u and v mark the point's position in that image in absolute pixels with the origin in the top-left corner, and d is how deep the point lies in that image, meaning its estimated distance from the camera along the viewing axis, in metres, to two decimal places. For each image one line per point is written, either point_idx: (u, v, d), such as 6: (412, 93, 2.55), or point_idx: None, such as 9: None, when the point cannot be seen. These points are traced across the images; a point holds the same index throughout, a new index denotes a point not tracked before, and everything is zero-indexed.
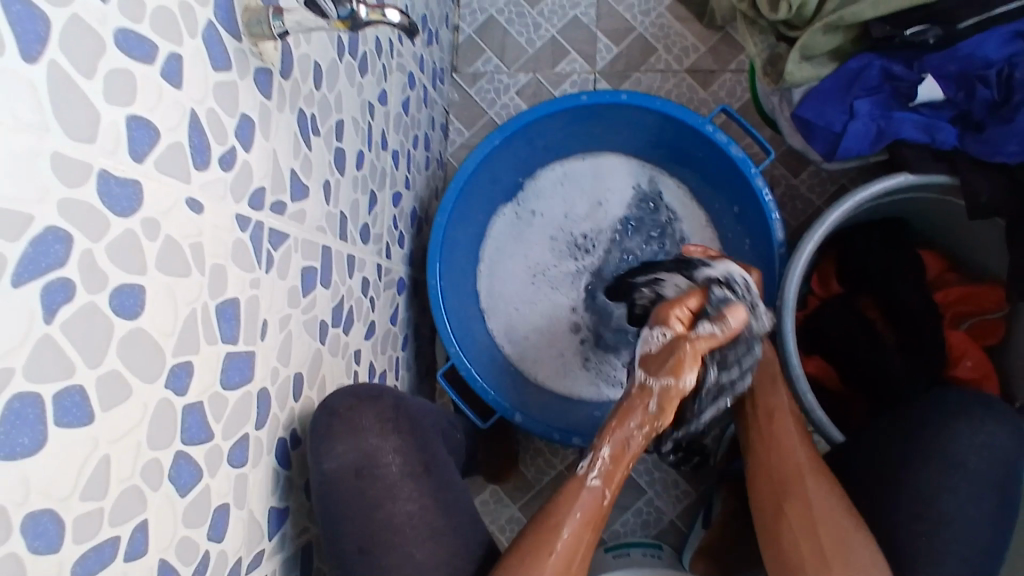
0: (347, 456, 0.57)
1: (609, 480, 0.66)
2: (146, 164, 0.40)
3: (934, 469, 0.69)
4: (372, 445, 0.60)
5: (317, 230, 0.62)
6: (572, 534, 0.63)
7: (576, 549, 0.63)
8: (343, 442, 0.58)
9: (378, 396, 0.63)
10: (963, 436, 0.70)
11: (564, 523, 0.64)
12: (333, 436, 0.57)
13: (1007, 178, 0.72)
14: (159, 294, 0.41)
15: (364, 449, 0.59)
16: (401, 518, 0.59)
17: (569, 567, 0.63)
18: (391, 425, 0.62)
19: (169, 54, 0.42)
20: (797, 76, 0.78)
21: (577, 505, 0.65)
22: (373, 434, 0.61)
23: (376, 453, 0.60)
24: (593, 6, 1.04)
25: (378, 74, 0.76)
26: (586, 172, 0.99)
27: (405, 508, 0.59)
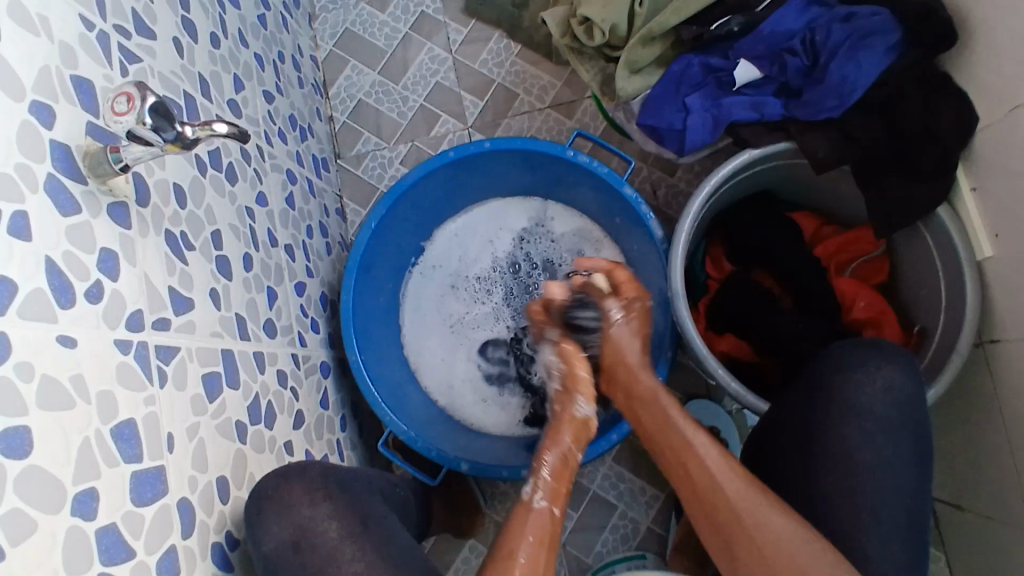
0: (284, 532, 0.61)
1: (554, 499, 0.70)
2: (9, 313, 0.42)
3: (842, 418, 0.71)
4: (306, 517, 0.62)
5: (213, 335, 0.65)
6: (529, 556, 0.63)
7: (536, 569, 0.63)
8: (276, 522, 0.61)
9: (305, 471, 0.66)
10: (862, 380, 0.73)
11: (519, 549, 0.63)
12: (265, 519, 0.61)
13: (839, 133, 0.79)
14: (47, 431, 0.43)
15: (298, 523, 0.62)
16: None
17: None
18: (322, 493, 0.65)
19: (15, 212, 0.45)
20: (629, 89, 0.86)
21: (529, 530, 0.65)
22: (305, 507, 0.63)
23: (311, 524, 0.62)
24: (451, 69, 1.11)
25: (251, 179, 0.81)
26: (477, 222, 1.05)
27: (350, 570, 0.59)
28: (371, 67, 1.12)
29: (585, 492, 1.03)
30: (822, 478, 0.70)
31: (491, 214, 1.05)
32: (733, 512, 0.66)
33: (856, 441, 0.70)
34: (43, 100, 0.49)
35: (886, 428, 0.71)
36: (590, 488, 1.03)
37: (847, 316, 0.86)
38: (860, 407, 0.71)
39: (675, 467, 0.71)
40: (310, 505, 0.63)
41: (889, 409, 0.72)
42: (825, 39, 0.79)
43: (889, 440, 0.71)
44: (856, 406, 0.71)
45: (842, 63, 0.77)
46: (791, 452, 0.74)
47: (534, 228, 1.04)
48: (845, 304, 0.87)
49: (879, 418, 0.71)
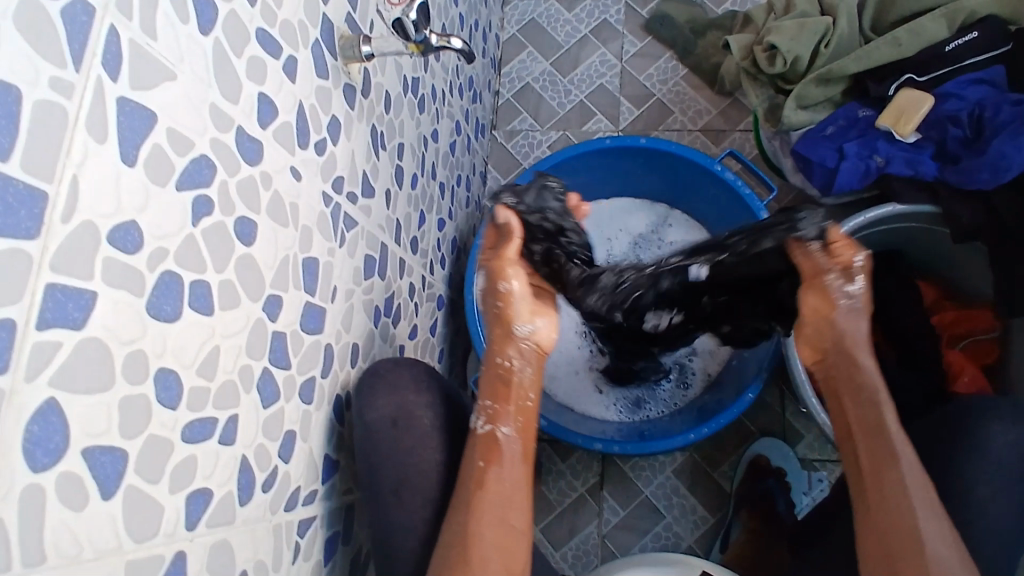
0: (387, 408, 0.67)
1: (498, 420, 0.70)
2: (268, 131, 0.51)
3: (966, 462, 0.74)
4: (410, 400, 0.70)
5: (379, 227, 0.73)
6: (488, 476, 0.66)
7: (501, 488, 0.66)
8: (383, 398, 0.67)
9: (415, 363, 0.73)
10: (997, 434, 0.74)
11: (481, 470, 0.67)
12: (375, 393, 0.67)
13: (984, 205, 0.81)
14: (266, 233, 0.51)
15: (401, 404, 0.69)
16: (430, 464, 0.69)
17: (508, 505, 0.66)
18: (426, 384, 0.72)
19: (289, 56, 0.54)
20: (794, 120, 0.91)
21: (493, 461, 0.68)
22: (411, 392, 0.70)
23: (413, 408, 0.70)
24: (617, 76, 1.19)
25: (432, 115, 0.90)
26: (607, 214, 1.11)
27: (434, 456, 0.69)
28: (545, 57, 1.22)
29: (638, 494, 1.05)
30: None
31: (623, 211, 1.11)
32: (903, 509, 0.62)
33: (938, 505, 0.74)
34: None
35: (1000, 486, 0.73)
36: (643, 491, 1.05)
37: (950, 387, 0.86)
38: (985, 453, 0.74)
39: (853, 420, 0.69)
40: (415, 392, 0.71)
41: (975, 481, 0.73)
42: (994, 117, 0.82)
43: (1003, 488, 0.73)
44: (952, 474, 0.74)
45: (1005, 142, 0.79)
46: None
47: (656, 234, 1.10)
48: (950, 374, 0.87)
49: (999, 470, 0.73)
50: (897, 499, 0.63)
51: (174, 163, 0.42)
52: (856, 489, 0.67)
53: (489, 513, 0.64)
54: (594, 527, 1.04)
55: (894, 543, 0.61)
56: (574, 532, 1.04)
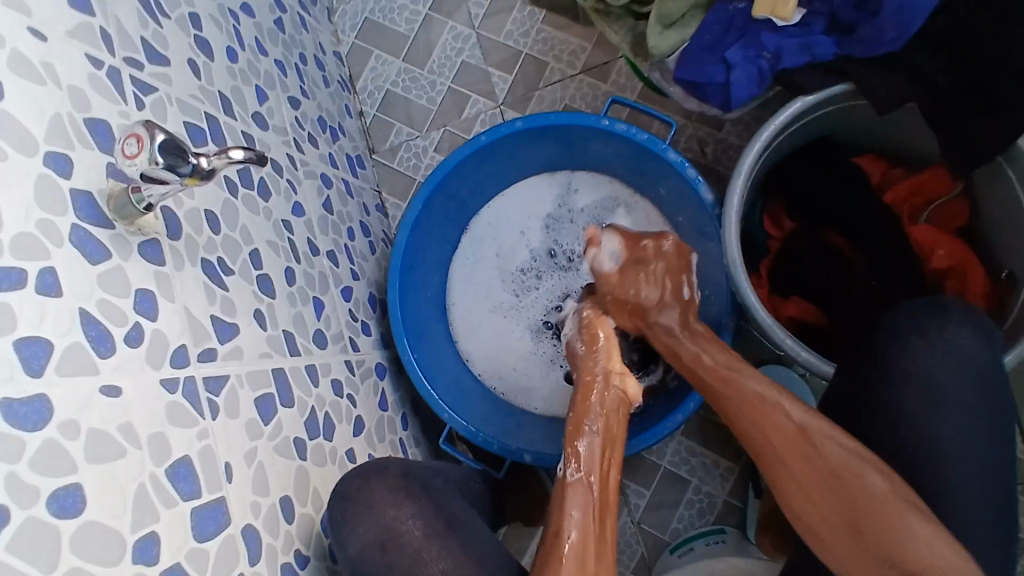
0: (369, 534, 0.64)
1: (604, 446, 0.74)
2: (46, 375, 0.43)
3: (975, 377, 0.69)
4: (391, 517, 0.65)
5: (261, 357, 0.65)
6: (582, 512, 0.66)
7: (587, 539, 0.64)
8: (363, 522, 0.65)
9: (385, 468, 0.69)
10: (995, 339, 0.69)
11: (568, 522, 0.65)
12: (353, 519, 0.65)
13: (899, 67, 0.74)
14: (98, 483, 0.44)
15: (383, 523, 0.65)
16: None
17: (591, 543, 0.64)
18: (405, 491, 0.67)
19: (41, 270, 0.45)
20: (662, 47, 0.82)
21: (573, 507, 0.67)
22: (390, 505, 0.66)
23: (397, 523, 0.65)
24: (476, 46, 1.07)
25: (285, 191, 0.80)
26: (511, 205, 1.02)
27: (437, 568, 0.63)
28: (395, 54, 1.09)
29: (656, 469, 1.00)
30: (896, 445, 0.69)
31: (525, 194, 1.02)
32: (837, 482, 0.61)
33: (921, 409, 0.69)
34: (58, 150, 0.48)
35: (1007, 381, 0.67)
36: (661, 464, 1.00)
37: (928, 266, 0.82)
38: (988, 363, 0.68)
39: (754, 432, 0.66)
40: (396, 504, 0.66)
41: (959, 374, 0.69)
42: None
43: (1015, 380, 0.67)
44: (932, 375, 0.69)
45: None
46: (860, 421, 0.72)
47: (563, 206, 1.01)
48: (923, 253, 0.83)
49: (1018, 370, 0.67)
50: (830, 489, 0.61)
51: None
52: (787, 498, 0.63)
53: (569, 568, 0.61)
54: (627, 516, 1.00)
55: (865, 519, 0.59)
56: None
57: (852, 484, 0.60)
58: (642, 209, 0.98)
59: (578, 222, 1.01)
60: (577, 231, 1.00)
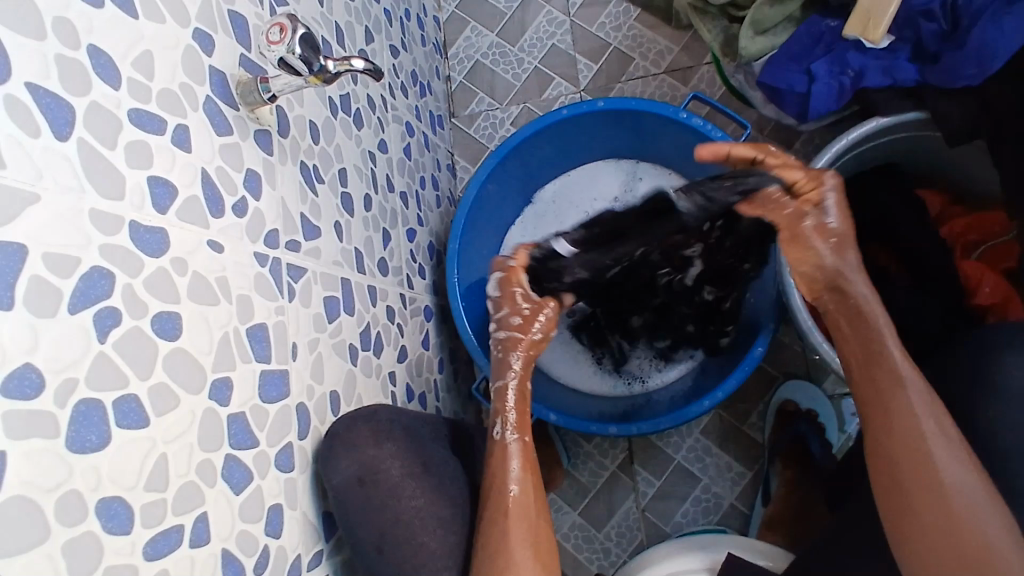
0: (351, 468, 0.61)
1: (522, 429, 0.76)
2: (169, 215, 0.48)
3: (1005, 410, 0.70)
4: (371, 454, 0.64)
5: (334, 264, 0.70)
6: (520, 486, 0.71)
7: (527, 502, 0.70)
8: (347, 457, 0.62)
9: (373, 414, 0.68)
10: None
11: (511, 480, 0.71)
12: (335, 455, 0.61)
13: (975, 100, 0.78)
14: (194, 320, 0.49)
15: (363, 460, 0.63)
16: (410, 514, 0.64)
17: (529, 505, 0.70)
18: (384, 434, 0.67)
19: (178, 126, 0.50)
20: (752, 49, 0.88)
21: (511, 461, 0.72)
22: (371, 446, 0.65)
23: (376, 461, 0.64)
24: (568, 33, 1.12)
25: (374, 126, 0.86)
26: (578, 184, 1.08)
27: (412, 504, 0.64)
28: (490, 28, 1.15)
29: (670, 461, 1.03)
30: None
31: (592, 177, 1.08)
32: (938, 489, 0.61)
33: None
34: (205, 29, 0.54)
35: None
36: (675, 458, 1.03)
37: (971, 299, 0.83)
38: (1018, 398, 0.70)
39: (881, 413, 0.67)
40: (376, 445, 0.65)
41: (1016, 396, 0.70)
42: (968, 3, 0.78)
43: None
44: (985, 389, 0.72)
45: (985, 26, 0.74)
46: None
47: (627, 193, 1.06)
48: (969, 287, 0.84)
49: None
50: (935, 495, 0.61)
51: (61, 288, 0.39)
52: (890, 490, 0.64)
53: (517, 517, 0.68)
54: (633, 501, 1.02)
55: (962, 536, 0.59)
56: (612, 511, 1.02)
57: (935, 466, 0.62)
58: None
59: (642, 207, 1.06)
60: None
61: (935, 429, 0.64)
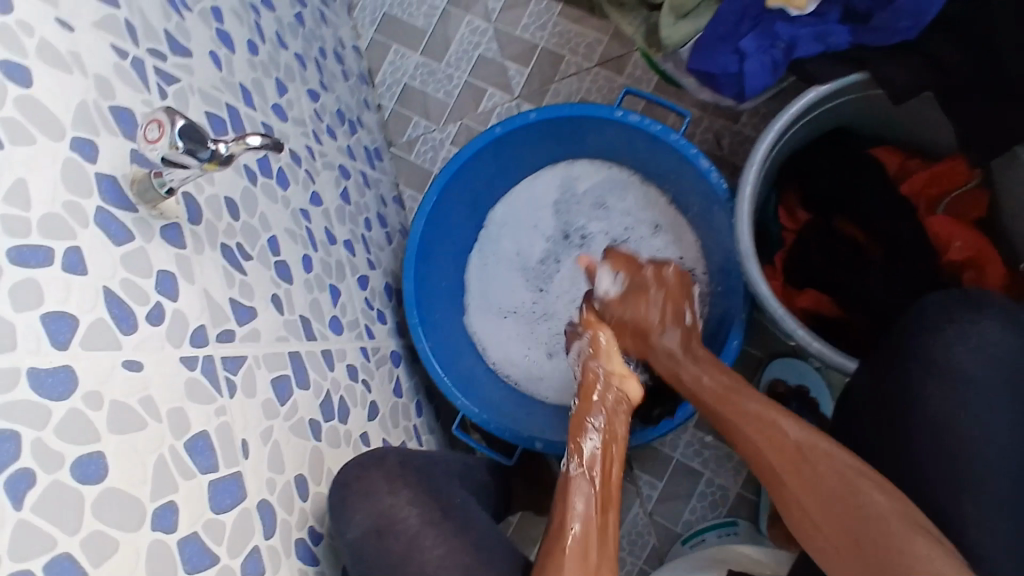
0: (365, 520, 0.65)
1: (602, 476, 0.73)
2: (71, 348, 0.45)
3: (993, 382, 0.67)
4: (387, 504, 0.67)
5: (278, 340, 0.67)
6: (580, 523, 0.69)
7: (587, 535, 0.68)
8: (360, 511, 0.66)
9: (382, 459, 0.70)
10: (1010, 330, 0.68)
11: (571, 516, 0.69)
12: (349, 508, 0.66)
13: (916, 57, 0.75)
14: (120, 453, 0.46)
15: (378, 511, 0.67)
16: (434, 562, 0.65)
17: (589, 549, 0.67)
18: (400, 482, 0.69)
19: (68, 249, 0.47)
20: (675, 37, 0.86)
21: (575, 499, 0.71)
22: (386, 495, 0.68)
23: (393, 511, 0.67)
24: (493, 40, 1.08)
25: (303, 180, 0.82)
26: (526, 197, 1.04)
27: (433, 553, 0.65)
28: (413, 49, 1.11)
29: (669, 461, 1.00)
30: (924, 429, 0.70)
31: (540, 187, 1.04)
32: (858, 515, 0.61)
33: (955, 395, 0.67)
34: (84, 135, 0.51)
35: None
36: (674, 456, 1.00)
37: (944, 258, 0.82)
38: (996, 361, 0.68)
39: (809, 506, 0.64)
40: (391, 493, 0.68)
41: (994, 364, 0.68)
42: None
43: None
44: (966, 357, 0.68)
45: None
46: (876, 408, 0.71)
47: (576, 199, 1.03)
48: (940, 245, 0.82)
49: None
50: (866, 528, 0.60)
51: None
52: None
53: (571, 551, 0.66)
54: (639, 507, 1.00)
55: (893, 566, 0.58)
56: (620, 520, 1.00)
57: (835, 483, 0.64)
58: (654, 200, 1.00)
59: (585, 204, 1.03)
60: (586, 214, 1.03)
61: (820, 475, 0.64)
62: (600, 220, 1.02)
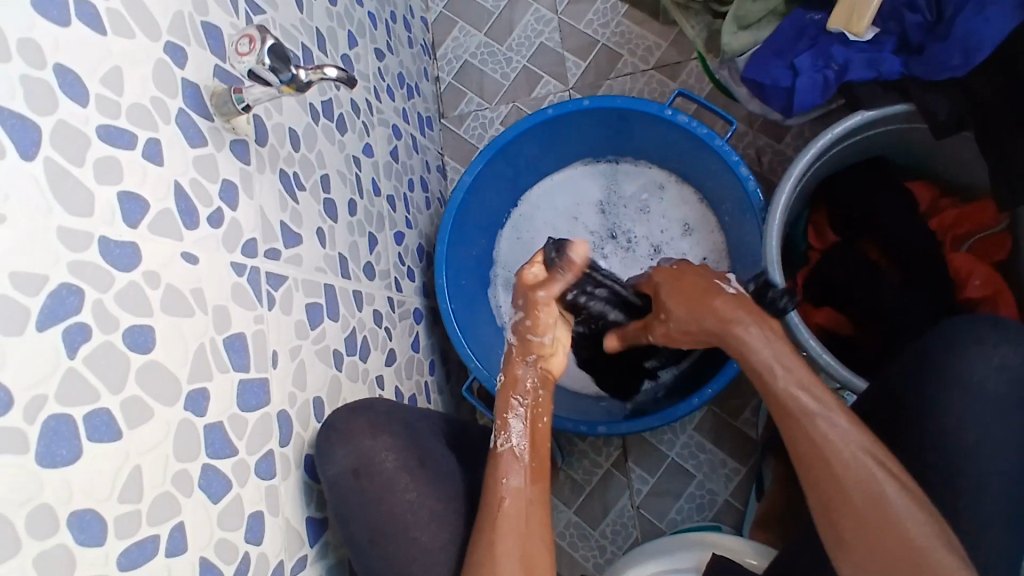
0: (347, 458, 0.65)
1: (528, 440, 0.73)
2: (140, 229, 0.48)
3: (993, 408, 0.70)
4: (367, 446, 0.67)
5: (317, 270, 0.70)
6: (512, 497, 0.68)
7: (519, 509, 0.67)
8: (342, 450, 0.65)
9: (371, 406, 0.70)
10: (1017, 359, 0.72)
11: (502, 491, 0.68)
12: (331, 445, 0.65)
13: (962, 92, 0.77)
14: (167, 333, 0.49)
15: (358, 451, 0.66)
16: (403, 507, 0.66)
17: (524, 517, 0.67)
18: (381, 427, 0.69)
19: (148, 139, 0.50)
20: (735, 45, 0.89)
21: (509, 475, 0.70)
22: (367, 437, 0.67)
23: (372, 454, 0.67)
24: (556, 31, 1.12)
25: (359, 130, 0.86)
26: (565, 185, 1.09)
27: (405, 497, 0.67)
28: (478, 28, 1.15)
29: (664, 458, 1.03)
30: (914, 449, 0.72)
31: (578, 178, 1.08)
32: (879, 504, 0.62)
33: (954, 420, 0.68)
34: (177, 42, 0.54)
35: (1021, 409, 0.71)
36: (669, 455, 1.03)
37: (960, 294, 0.83)
38: (994, 387, 0.71)
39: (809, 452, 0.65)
40: (372, 436, 0.68)
41: (999, 390, 0.71)
42: None
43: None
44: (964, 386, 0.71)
45: (970, 19, 0.74)
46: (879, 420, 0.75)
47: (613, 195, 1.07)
48: (959, 280, 0.84)
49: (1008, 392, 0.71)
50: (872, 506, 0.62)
51: (28, 306, 0.39)
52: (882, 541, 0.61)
53: (507, 524, 0.66)
54: (627, 498, 1.02)
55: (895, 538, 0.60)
56: (607, 509, 1.02)
57: (835, 462, 0.64)
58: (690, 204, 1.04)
59: (629, 207, 1.06)
60: (631, 217, 1.06)
61: (844, 444, 0.64)
62: (642, 224, 1.06)
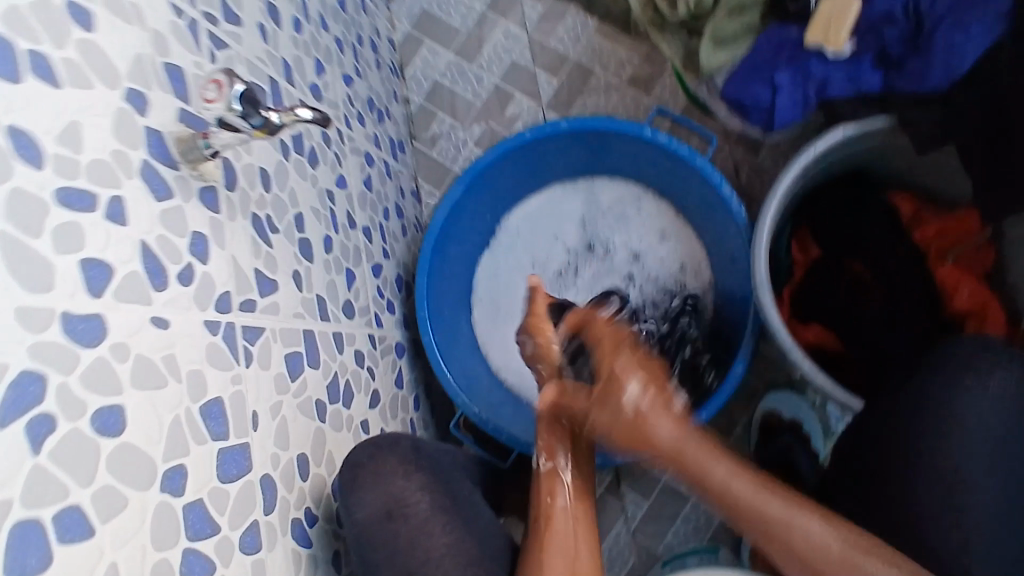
0: (376, 502, 0.65)
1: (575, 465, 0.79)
2: (105, 297, 0.44)
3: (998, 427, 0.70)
4: (400, 487, 0.67)
5: (295, 316, 0.67)
6: (561, 520, 0.74)
7: (569, 533, 0.73)
8: (370, 492, 0.65)
9: (396, 443, 0.70)
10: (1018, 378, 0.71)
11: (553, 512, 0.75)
12: (360, 489, 0.65)
13: (944, 109, 0.78)
14: (139, 409, 0.45)
15: (389, 493, 0.66)
16: (440, 550, 0.65)
17: (576, 538, 0.73)
18: (414, 464, 0.69)
19: (111, 198, 0.46)
20: (714, 63, 0.90)
21: (561, 494, 0.77)
22: (400, 476, 0.68)
23: (405, 494, 0.67)
24: (527, 48, 1.10)
25: (331, 162, 0.82)
26: (546, 204, 1.06)
27: (441, 540, 0.65)
28: (447, 47, 1.12)
29: (655, 482, 1.01)
30: None
31: (557, 197, 1.06)
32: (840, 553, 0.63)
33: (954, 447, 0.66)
34: (137, 88, 0.50)
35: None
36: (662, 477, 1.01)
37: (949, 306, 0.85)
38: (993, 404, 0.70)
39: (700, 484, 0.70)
40: (405, 476, 0.68)
41: None
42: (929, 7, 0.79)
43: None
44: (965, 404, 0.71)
45: (950, 33, 0.75)
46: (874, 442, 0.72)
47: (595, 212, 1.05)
48: (946, 292, 0.85)
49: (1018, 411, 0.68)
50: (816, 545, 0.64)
51: None
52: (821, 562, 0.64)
53: (557, 546, 0.71)
54: (622, 524, 1.00)
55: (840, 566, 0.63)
56: (602, 536, 1.00)
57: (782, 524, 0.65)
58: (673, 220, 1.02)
59: (608, 221, 1.04)
60: (609, 228, 1.04)
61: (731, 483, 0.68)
62: (622, 234, 1.04)
